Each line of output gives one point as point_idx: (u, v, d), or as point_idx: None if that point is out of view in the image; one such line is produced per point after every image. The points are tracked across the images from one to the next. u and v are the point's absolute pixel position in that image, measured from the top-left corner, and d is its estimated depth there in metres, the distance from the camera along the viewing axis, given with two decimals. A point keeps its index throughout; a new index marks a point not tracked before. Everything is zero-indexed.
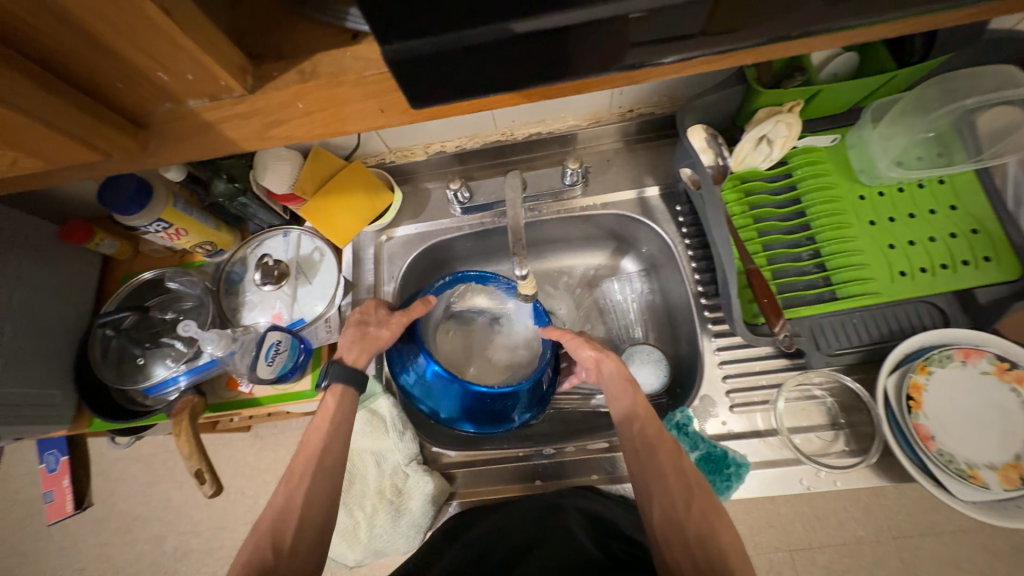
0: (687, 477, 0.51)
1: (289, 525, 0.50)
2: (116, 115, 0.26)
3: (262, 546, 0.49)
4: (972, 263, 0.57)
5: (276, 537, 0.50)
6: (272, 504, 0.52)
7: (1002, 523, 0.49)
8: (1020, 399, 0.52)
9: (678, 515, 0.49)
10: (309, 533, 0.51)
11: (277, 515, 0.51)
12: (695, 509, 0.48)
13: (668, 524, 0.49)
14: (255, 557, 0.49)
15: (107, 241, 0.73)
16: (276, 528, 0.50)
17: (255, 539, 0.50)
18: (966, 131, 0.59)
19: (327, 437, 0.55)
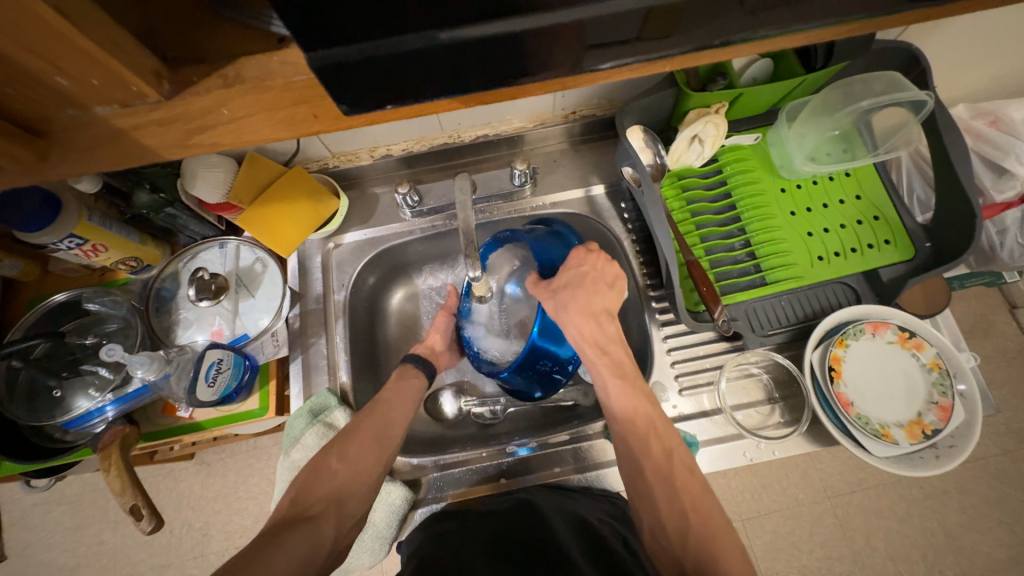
0: (682, 502, 0.51)
1: (349, 446, 0.55)
2: (6, 123, 0.23)
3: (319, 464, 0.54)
4: (876, 246, 0.65)
5: (332, 455, 0.54)
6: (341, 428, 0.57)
7: (910, 473, 0.56)
8: (920, 362, 0.60)
9: (669, 534, 0.50)
10: (365, 457, 0.55)
11: (342, 435, 0.56)
12: (690, 535, 0.49)
13: (661, 537, 0.51)
14: (316, 469, 0.54)
15: (8, 262, 0.65)
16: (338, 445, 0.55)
17: (324, 451, 0.55)
18: (862, 129, 0.66)
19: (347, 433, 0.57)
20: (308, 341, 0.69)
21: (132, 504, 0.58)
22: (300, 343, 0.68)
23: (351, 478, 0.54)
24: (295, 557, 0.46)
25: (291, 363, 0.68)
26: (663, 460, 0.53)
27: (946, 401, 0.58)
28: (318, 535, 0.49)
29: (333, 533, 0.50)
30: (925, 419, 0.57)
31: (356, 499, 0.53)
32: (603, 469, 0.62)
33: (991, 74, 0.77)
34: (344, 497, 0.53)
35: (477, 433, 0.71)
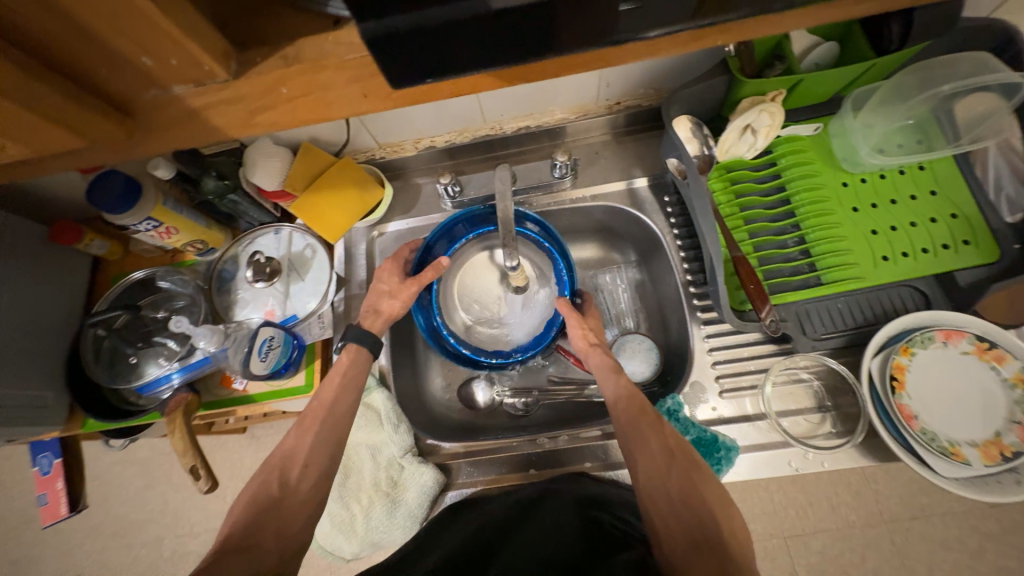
0: (668, 441, 0.51)
1: (295, 464, 0.53)
2: (101, 102, 0.26)
3: (267, 484, 0.52)
4: (952, 247, 0.59)
5: (281, 473, 0.53)
6: (282, 446, 0.55)
7: (985, 498, 0.50)
8: (1000, 376, 0.54)
9: (661, 475, 0.49)
10: (315, 472, 0.53)
11: (286, 455, 0.54)
12: (677, 466, 0.49)
13: (655, 481, 0.49)
14: (259, 494, 0.51)
15: (97, 242, 0.72)
16: (284, 465, 0.53)
17: (264, 475, 0.53)
18: (941, 117, 0.60)
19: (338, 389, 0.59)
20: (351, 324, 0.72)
21: (193, 464, 0.64)
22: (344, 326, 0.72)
23: (301, 497, 0.52)
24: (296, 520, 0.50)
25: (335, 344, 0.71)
26: (650, 413, 0.53)
27: None
28: (263, 560, 0.46)
29: (279, 560, 0.47)
30: (1004, 439, 0.51)
31: (299, 520, 0.50)
32: None
33: None
34: (289, 518, 0.50)
35: (508, 423, 0.72)
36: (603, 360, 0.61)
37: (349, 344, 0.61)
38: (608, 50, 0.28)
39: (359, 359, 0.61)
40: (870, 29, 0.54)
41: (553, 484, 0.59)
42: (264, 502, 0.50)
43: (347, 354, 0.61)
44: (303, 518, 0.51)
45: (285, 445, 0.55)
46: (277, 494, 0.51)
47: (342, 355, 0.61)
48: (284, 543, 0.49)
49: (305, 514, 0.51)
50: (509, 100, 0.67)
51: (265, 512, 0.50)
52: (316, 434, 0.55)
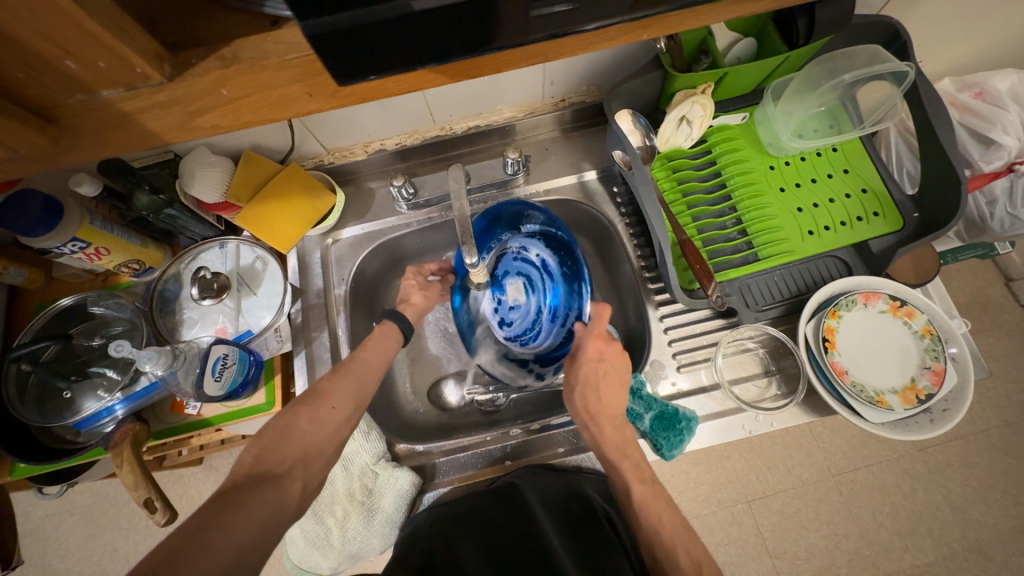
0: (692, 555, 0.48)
1: (324, 403, 0.51)
2: (20, 108, 0.24)
3: (294, 419, 0.50)
4: (865, 219, 0.66)
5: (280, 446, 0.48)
6: (314, 387, 0.53)
7: (906, 437, 0.57)
8: (911, 330, 0.61)
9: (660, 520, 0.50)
10: (340, 415, 0.52)
11: (313, 396, 0.52)
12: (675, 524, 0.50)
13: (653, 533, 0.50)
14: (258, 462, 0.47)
15: (13, 269, 0.65)
16: (310, 406, 0.51)
17: (291, 408, 0.51)
18: (847, 104, 0.68)
19: (378, 350, 0.59)
20: (310, 335, 0.70)
21: (146, 497, 0.60)
22: (303, 338, 0.70)
23: (323, 436, 0.50)
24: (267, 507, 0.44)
25: (294, 357, 0.69)
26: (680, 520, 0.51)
27: (939, 365, 0.58)
28: (286, 490, 0.45)
29: (299, 495, 0.47)
30: (918, 384, 0.58)
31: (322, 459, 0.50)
32: None
33: (978, 46, 0.78)
34: (306, 458, 0.49)
35: (482, 420, 0.71)
36: (609, 433, 0.56)
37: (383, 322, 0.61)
38: (543, 45, 0.29)
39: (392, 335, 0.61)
40: (781, 25, 0.59)
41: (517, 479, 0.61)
42: (287, 437, 0.49)
43: (383, 328, 0.61)
44: (323, 457, 0.50)
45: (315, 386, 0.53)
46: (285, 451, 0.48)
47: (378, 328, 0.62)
48: (304, 476, 0.48)
49: (335, 422, 0.51)
50: (458, 101, 0.68)
51: (288, 445, 0.48)
52: (345, 385, 0.54)
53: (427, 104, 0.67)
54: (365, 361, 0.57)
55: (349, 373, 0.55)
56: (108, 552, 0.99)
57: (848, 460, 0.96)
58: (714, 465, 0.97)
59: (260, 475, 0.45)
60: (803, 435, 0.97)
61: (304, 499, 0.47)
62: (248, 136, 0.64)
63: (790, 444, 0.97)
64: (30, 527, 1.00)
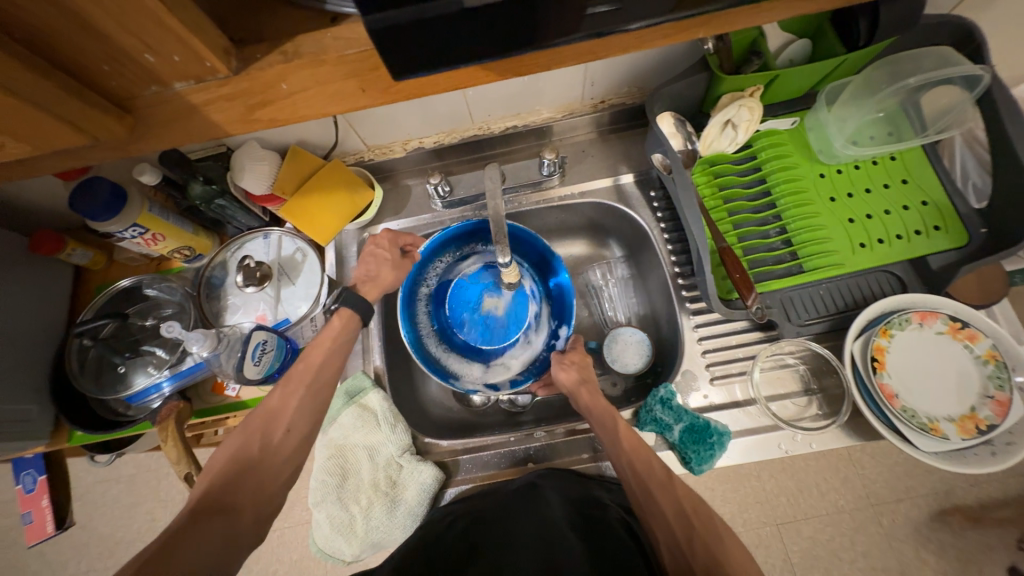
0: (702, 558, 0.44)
1: (278, 427, 0.53)
2: (102, 99, 0.26)
3: (249, 442, 0.51)
4: (924, 233, 0.61)
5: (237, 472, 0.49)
6: (266, 404, 0.53)
7: (961, 469, 0.53)
8: (973, 354, 0.56)
9: (674, 536, 0.46)
10: (296, 437, 0.54)
11: (269, 416, 0.53)
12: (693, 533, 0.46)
13: (672, 554, 0.46)
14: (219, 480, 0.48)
15: (80, 251, 0.71)
16: (265, 428, 0.52)
17: (246, 432, 0.52)
18: (910, 110, 0.64)
19: (325, 357, 0.58)
20: None
21: (186, 471, 0.64)
22: None
23: (282, 457, 0.52)
24: (219, 532, 0.44)
25: None
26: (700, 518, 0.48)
27: (1004, 395, 0.54)
28: (241, 520, 0.47)
29: (254, 521, 0.48)
30: (979, 414, 0.54)
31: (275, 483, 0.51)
32: None
33: None
34: (265, 484, 0.50)
35: (505, 419, 0.71)
36: (594, 401, 0.59)
37: (340, 308, 0.61)
38: (593, 42, 0.29)
39: (352, 324, 0.61)
40: (840, 25, 0.56)
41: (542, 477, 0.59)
42: (243, 462, 0.50)
43: (338, 316, 0.60)
44: (280, 480, 0.52)
45: (266, 406, 0.54)
46: (241, 474, 0.49)
47: (333, 320, 0.60)
48: (261, 501, 0.49)
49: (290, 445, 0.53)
50: (495, 101, 0.68)
51: (246, 469, 0.49)
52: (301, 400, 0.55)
53: (465, 103, 0.67)
54: (321, 366, 0.58)
55: (299, 384, 0.56)
56: (148, 520, 1.05)
57: (889, 490, 0.89)
58: (741, 483, 0.93)
59: (217, 501, 0.46)
60: (840, 459, 0.91)
61: (262, 528, 0.49)
62: (294, 131, 0.67)
63: (826, 467, 0.91)
64: (82, 490, 1.07)
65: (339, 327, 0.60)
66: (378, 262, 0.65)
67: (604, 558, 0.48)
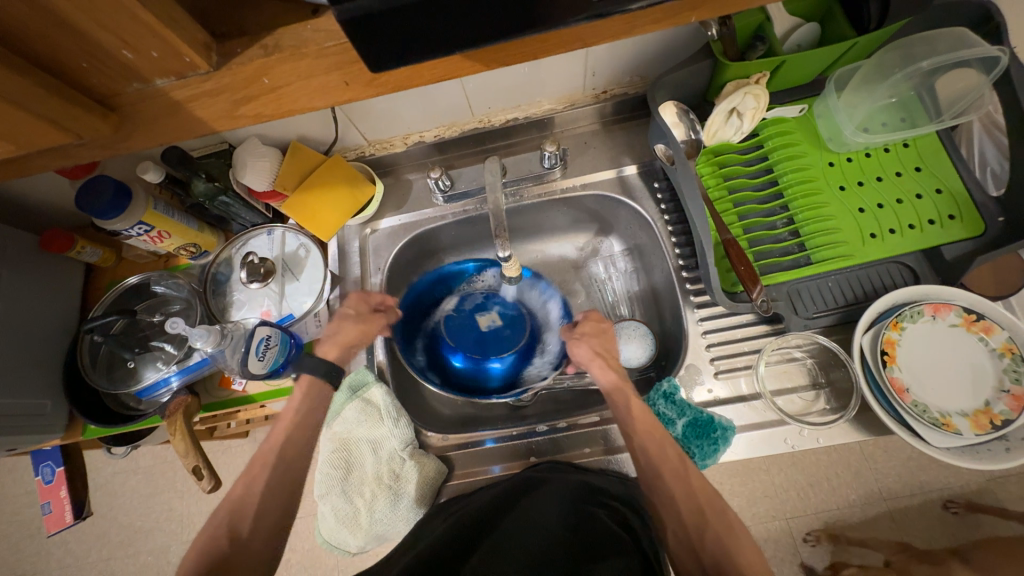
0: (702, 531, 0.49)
1: (246, 515, 0.52)
2: (87, 97, 0.26)
3: (219, 537, 0.50)
4: (938, 222, 0.59)
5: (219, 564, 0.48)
6: (229, 498, 0.53)
7: (974, 466, 0.52)
8: (988, 347, 0.54)
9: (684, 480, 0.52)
10: (268, 522, 0.52)
11: (237, 504, 0.53)
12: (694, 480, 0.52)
13: (671, 524, 0.50)
14: (206, 556, 0.49)
15: (89, 249, 0.72)
16: (235, 516, 0.52)
17: (218, 521, 0.52)
18: (923, 95, 0.62)
19: (291, 430, 0.57)
20: None
21: (195, 465, 0.65)
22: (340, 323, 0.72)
23: (257, 544, 0.51)
24: None
25: None
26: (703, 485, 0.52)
27: (1021, 389, 0.52)
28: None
29: None
30: (993, 408, 0.52)
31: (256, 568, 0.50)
32: None
33: None
34: (247, 570, 0.49)
35: (508, 414, 0.71)
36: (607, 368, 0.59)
37: (302, 377, 0.60)
38: (577, 27, 0.28)
39: (315, 390, 0.60)
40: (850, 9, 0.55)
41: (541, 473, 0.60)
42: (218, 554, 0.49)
43: (298, 386, 0.59)
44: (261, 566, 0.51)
45: (236, 493, 0.53)
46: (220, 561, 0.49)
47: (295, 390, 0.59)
48: None
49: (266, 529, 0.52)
50: (495, 93, 0.67)
51: (223, 558, 0.49)
52: (267, 485, 0.53)
53: (465, 96, 0.67)
54: (286, 443, 0.56)
55: (262, 468, 0.54)
56: (165, 510, 1.08)
57: (903, 485, 0.87)
58: (750, 477, 0.92)
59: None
60: (852, 454, 0.89)
61: None
62: (294, 128, 0.67)
63: (837, 461, 0.89)
64: (101, 482, 1.10)
65: (302, 397, 0.59)
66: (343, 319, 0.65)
67: (598, 545, 0.49)
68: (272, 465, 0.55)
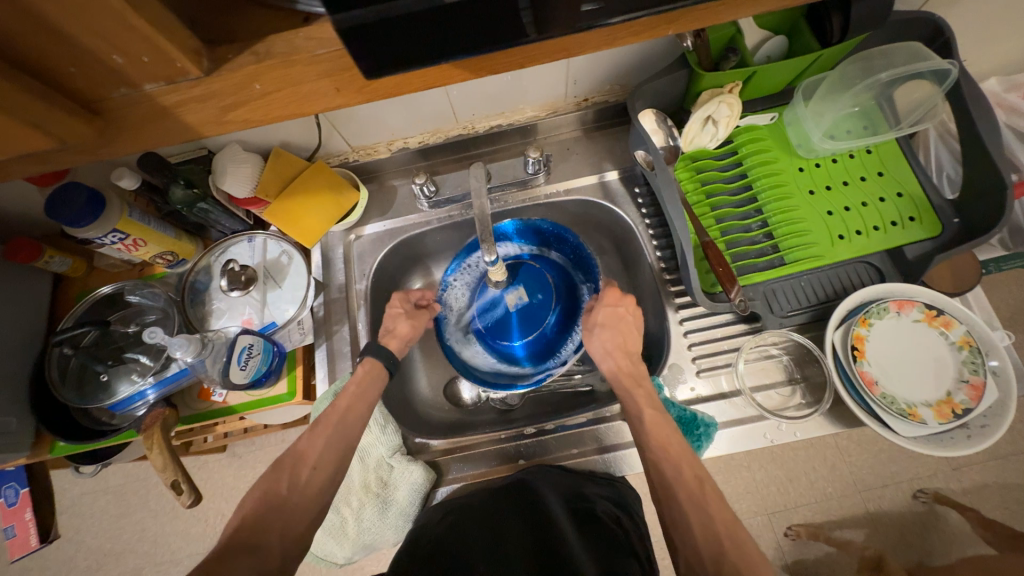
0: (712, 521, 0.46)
1: (305, 465, 0.53)
2: (71, 101, 0.26)
3: (270, 490, 0.51)
4: (900, 224, 0.63)
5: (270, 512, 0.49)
6: (295, 448, 0.54)
7: (940, 453, 0.55)
8: (948, 341, 0.58)
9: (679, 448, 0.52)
10: (322, 478, 0.53)
11: (296, 456, 0.54)
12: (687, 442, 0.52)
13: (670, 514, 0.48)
14: (259, 505, 0.50)
15: (58, 258, 0.69)
16: (291, 469, 0.52)
17: (273, 472, 0.52)
18: (884, 105, 0.65)
19: (351, 403, 0.58)
20: (332, 329, 0.72)
21: (174, 479, 0.63)
22: (324, 331, 0.72)
23: (304, 504, 0.51)
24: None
25: (316, 349, 0.71)
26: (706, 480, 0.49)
27: (978, 379, 0.55)
28: (268, 560, 0.47)
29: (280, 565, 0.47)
30: (955, 398, 0.55)
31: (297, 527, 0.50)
32: (620, 452, 0.63)
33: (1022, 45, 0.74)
34: (284, 527, 0.49)
35: (496, 417, 0.71)
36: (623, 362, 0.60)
37: (367, 358, 0.61)
38: (563, 40, 0.29)
39: (379, 370, 0.61)
40: (815, 23, 0.57)
41: (529, 475, 0.61)
42: (268, 504, 0.50)
43: (363, 367, 0.61)
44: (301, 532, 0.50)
45: (297, 446, 0.55)
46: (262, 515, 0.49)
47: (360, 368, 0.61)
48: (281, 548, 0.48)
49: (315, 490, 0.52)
50: (479, 99, 0.68)
51: (272, 510, 0.49)
52: (326, 441, 0.55)
53: (450, 102, 0.67)
54: (346, 413, 0.57)
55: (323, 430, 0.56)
56: (137, 531, 1.03)
57: (875, 476, 0.90)
58: (732, 474, 0.94)
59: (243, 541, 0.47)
60: (828, 448, 0.92)
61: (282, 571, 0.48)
62: (277, 133, 0.67)
63: (814, 456, 0.92)
64: (67, 503, 1.05)
65: (364, 375, 0.60)
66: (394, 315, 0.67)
67: (604, 542, 0.50)
68: (335, 425, 0.56)
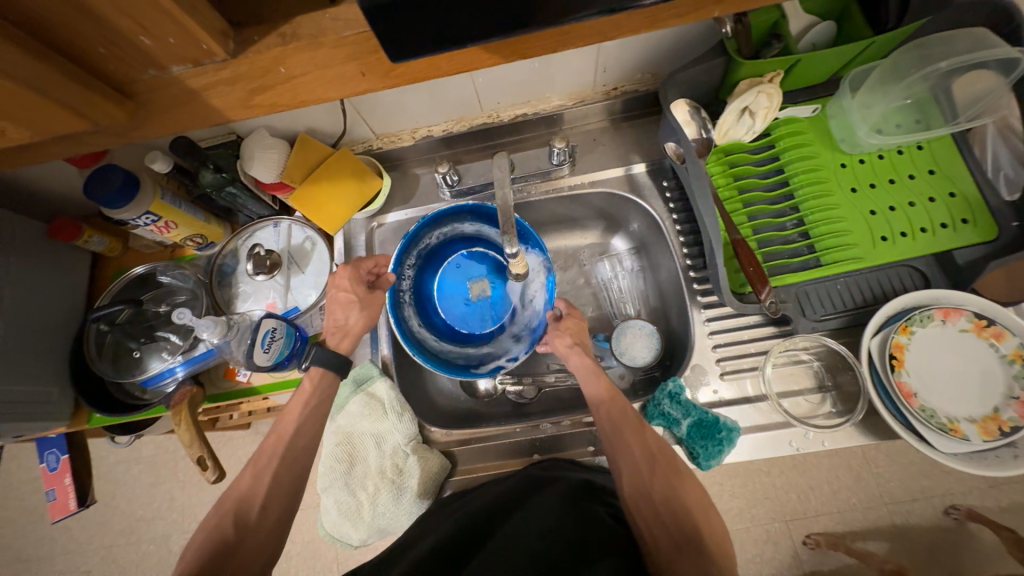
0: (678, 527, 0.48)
1: (253, 505, 0.52)
2: (101, 84, 0.26)
3: (225, 521, 0.51)
4: (951, 226, 0.59)
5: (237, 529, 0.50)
6: (238, 486, 0.53)
7: (982, 472, 0.51)
8: (999, 353, 0.54)
9: (642, 477, 0.51)
10: (273, 513, 0.52)
11: (243, 497, 0.52)
12: (659, 471, 0.51)
13: (641, 495, 0.51)
14: (215, 536, 0.50)
15: (97, 238, 0.72)
16: (240, 508, 0.52)
17: (220, 513, 0.52)
18: (939, 97, 0.61)
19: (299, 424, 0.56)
20: None
21: (199, 455, 0.65)
22: None
23: (262, 534, 0.51)
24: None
25: None
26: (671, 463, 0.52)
27: None
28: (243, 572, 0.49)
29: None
30: (1002, 415, 0.52)
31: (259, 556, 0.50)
32: None
33: None
34: (252, 555, 0.50)
35: (512, 410, 0.71)
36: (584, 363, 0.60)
37: (310, 368, 0.58)
38: (597, 21, 0.27)
39: (325, 383, 0.59)
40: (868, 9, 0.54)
41: (543, 472, 0.59)
42: (223, 539, 0.50)
43: (308, 379, 0.58)
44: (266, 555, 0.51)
45: (239, 487, 0.53)
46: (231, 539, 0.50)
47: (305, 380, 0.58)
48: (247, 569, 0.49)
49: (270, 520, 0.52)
50: (504, 87, 0.66)
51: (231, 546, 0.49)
52: (275, 475, 0.54)
53: (475, 90, 0.66)
54: (297, 433, 0.56)
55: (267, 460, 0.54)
56: (167, 499, 1.08)
57: (904, 489, 0.86)
58: (750, 478, 0.92)
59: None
60: (853, 457, 0.88)
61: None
62: (303, 120, 0.67)
63: (839, 465, 0.89)
64: (103, 470, 1.11)
65: (311, 388, 0.58)
66: (346, 305, 0.62)
67: (593, 544, 0.49)
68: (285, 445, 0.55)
